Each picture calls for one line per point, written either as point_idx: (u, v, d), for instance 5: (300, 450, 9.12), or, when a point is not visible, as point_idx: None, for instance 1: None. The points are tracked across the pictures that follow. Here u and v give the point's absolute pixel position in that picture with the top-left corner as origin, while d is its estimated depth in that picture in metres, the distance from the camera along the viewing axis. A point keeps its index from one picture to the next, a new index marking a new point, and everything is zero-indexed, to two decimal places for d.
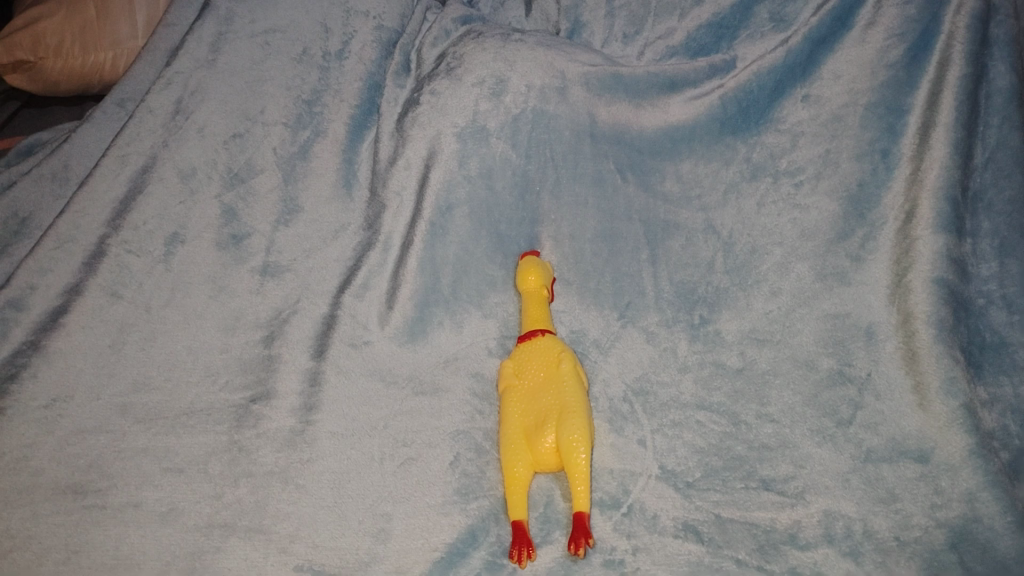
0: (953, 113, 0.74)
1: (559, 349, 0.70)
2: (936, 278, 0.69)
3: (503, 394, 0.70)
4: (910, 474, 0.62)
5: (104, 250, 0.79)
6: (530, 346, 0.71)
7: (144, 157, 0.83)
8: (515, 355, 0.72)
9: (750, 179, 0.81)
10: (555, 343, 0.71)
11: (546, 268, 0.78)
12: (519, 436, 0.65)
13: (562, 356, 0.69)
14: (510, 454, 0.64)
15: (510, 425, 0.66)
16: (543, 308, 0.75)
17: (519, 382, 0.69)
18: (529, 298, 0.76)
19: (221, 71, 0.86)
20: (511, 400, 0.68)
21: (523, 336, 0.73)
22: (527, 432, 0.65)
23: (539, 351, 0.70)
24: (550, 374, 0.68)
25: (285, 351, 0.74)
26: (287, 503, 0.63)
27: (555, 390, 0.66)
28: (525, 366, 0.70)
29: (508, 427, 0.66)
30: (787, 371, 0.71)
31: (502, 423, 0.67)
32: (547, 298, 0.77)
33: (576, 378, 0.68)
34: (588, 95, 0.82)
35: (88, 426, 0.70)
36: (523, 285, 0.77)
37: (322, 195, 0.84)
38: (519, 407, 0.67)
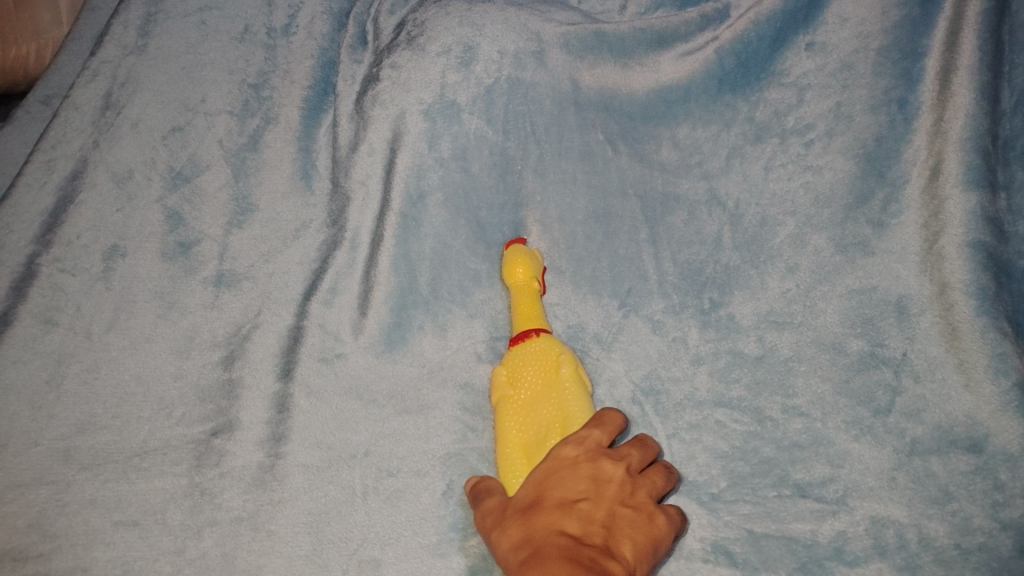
0: (976, 53, 0.65)
1: (558, 351, 0.62)
2: (971, 241, 0.62)
3: (497, 406, 0.62)
4: (964, 469, 0.56)
5: (34, 271, 0.69)
6: (526, 348, 0.63)
7: (73, 161, 0.74)
8: (508, 359, 0.64)
9: (754, 142, 0.73)
10: (553, 343, 0.63)
11: (534, 258, 0.70)
12: (521, 458, 0.58)
13: (562, 359, 0.61)
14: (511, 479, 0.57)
15: (508, 446, 0.59)
16: (536, 304, 0.67)
17: (516, 392, 0.61)
18: (519, 294, 0.68)
19: (152, 57, 0.77)
20: (508, 414, 0.60)
21: (518, 337, 0.64)
22: (530, 453, 0.58)
23: (536, 355, 0.62)
24: (550, 381, 0.60)
25: (247, 374, 0.66)
26: (258, 554, 0.57)
27: (556, 402, 0.59)
28: (521, 373, 0.62)
29: (506, 446, 0.59)
30: (812, 356, 0.64)
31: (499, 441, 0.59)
32: (538, 291, 0.69)
33: (578, 385, 0.61)
34: (569, 57, 0.75)
35: (26, 480, 0.61)
36: (510, 280, 0.69)
37: (278, 189, 0.75)
38: (517, 422, 0.59)
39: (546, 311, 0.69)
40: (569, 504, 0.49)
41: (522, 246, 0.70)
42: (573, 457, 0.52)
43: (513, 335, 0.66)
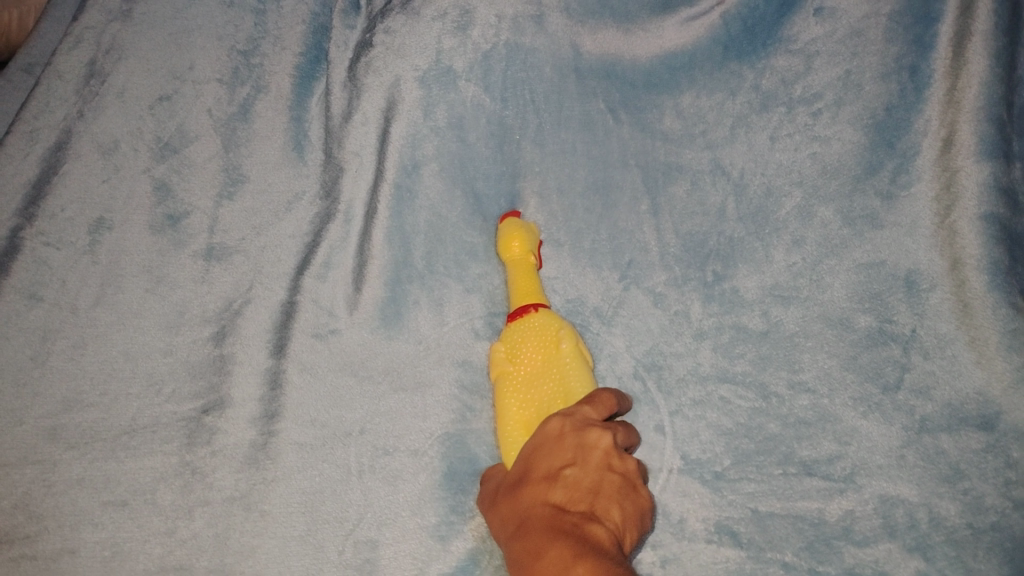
0: (991, 17, 0.62)
1: (558, 326, 0.60)
2: (984, 215, 0.60)
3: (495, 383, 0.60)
4: (976, 447, 0.55)
5: (18, 245, 0.67)
6: (524, 323, 0.61)
7: (57, 132, 0.71)
8: (506, 334, 0.62)
9: (760, 112, 0.70)
10: (552, 318, 0.61)
11: (529, 233, 0.68)
12: (521, 436, 0.57)
13: (561, 334, 0.60)
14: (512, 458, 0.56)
15: (508, 424, 0.57)
16: (534, 279, 0.66)
17: (514, 369, 0.59)
18: (517, 269, 0.66)
19: (138, 23, 0.74)
20: (505, 391, 0.59)
21: (516, 312, 0.63)
22: (532, 431, 0.57)
23: (535, 330, 0.60)
24: (549, 357, 0.59)
25: (239, 350, 0.65)
26: (251, 535, 0.57)
27: (557, 379, 0.58)
28: (518, 349, 0.60)
29: (506, 425, 0.57)
30: (819, 332, 0.62)
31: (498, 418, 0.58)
32: (534, 265, 0.67)
33: (579, 361, 0.59)
34: (570, 22, 0.72)
35: (11, 459, 0.60)
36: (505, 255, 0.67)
37: (270, 160, 0.72)
38: (517, 399, 0.58)
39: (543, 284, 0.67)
40: (554, 475, 0.48)
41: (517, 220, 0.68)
42: (559, 429, 0.50)
43: (510, 311, 0.64)
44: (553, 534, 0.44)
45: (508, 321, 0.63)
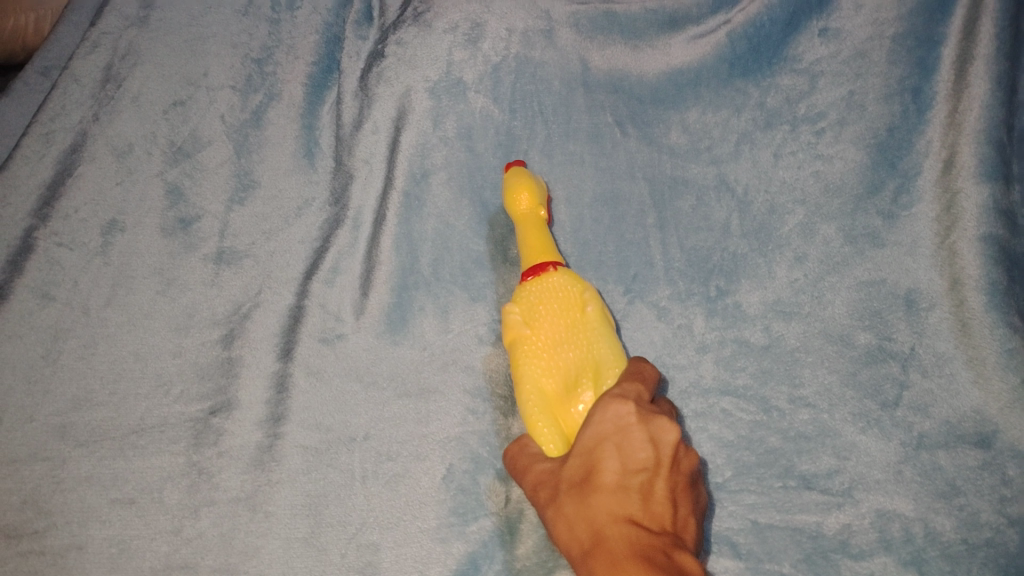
0: (993, 41, 0.65)
1: (581, 288, 0.59)
2: (983, 236, 0.61)
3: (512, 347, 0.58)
4: (971, 464, 0.56)
5: (31, 244, 0.68)
6: (546, 284, 0.59)
7: (73, 134, 0.73)
8: (522, 295, 0.60)
9: (765, 129, 0.71)
10: (573, 279, 0.60)
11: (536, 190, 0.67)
12: (547, 404, 0.55)
13: (586, 298, 0.59)
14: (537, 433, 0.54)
15: (531, 394, 0.55)
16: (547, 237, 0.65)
17: (534, 333, 0.57)
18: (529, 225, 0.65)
19: (154, 29, 0.76)
20: (526, 355, 0.57)
21: (537, 273, 0.61)
22: (561, 398, 0.55)
23: (558, 292, 0.59)
24: (576, 321, 0.57)
25: (247, 353, 0.66)
26: (255, 536, 0.58)
27: (583, 343, 0.56)
28: (538, 311, 0.58)
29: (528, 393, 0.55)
30: (819, 347, 0.63)
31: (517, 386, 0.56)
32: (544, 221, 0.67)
33: (605, 325, 0.58)
34: (578, 37, 0.76)
35: (21, 456, 0.61)
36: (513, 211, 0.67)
37: (281, 167, 0.73)
38: (540, 364, 0.56)
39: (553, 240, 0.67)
40: (628, 481, 0.48)
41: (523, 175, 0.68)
42: (625, 420, 0.50)
43: (524, 273, 0.62)
44: (643, 555, 0.43)
45: (523, 283, 0.61)
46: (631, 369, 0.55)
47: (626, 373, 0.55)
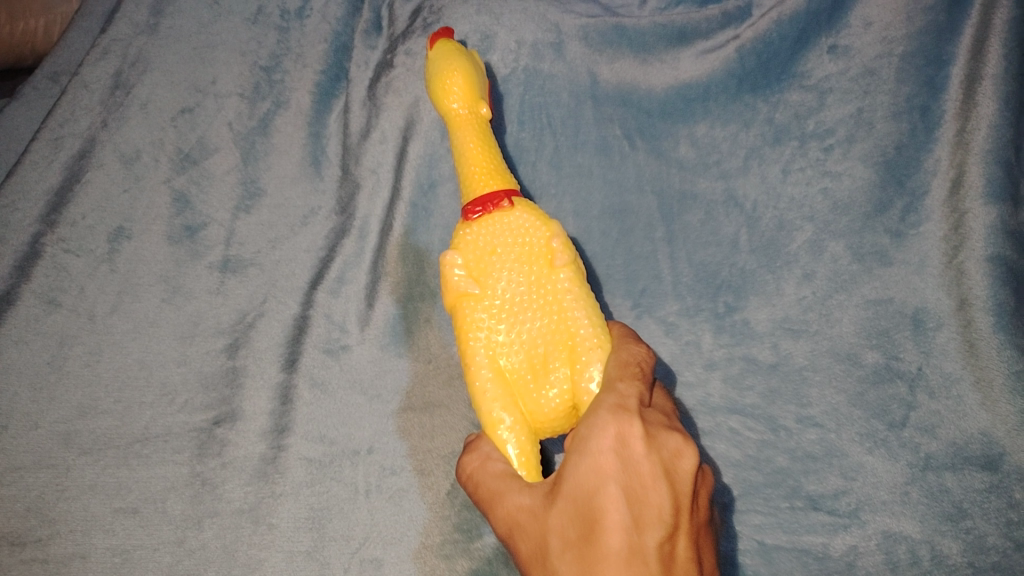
0: (1002, 63, 0.62)
1: (548, 234, 0.57)
2: (992, 257, 0.60)
3: (462, 307, 0.55)
4: (979, 486, 0.56)
5: (39, 250, 0.68)
6: (505, 232, 0.56)
7: (80, 140, 0.72)
8: (471, 242, 0.57)
9: (773, 144, 0.69)
10: (536, 220, 0.57)
11: (470, 81, 0.63)
12: (509, 379, 0.53)
13: (554, 248, 0.56)
14: (498, 428, 0.52)
15: (488, 370, 0.53)
16: (490, 144, 0.62)
17: (490, 292, 0.55)
18: (468, 131, 0.61)
19: (163, 37, 0.76)
20: (482, 323, 0.54)
21: (489, 208, 0.57)
22: (525, 372, 0.53)
23: (520, 244, 0.56)
24: (541, 279, 0.55)
25: (251, 363, 0.66)
26: (258, 548, 0.58)
27: (547, 306, 0.54)
28: (494, 267, 0.56)
29: (483, 366, 0.53)
30: (827, 366, 0.63)
31: (470, 358, 0.54)
32: (483, 116, 0.63)
33: (577, 282, 0.56)
34: (588, 50, 0.74)
35: (26, 463, 0.61)
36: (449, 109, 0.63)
37: (287, 175, 0.73)
38: (501, 330, 0.54)
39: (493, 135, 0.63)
40: (644, 543, 0.39)
41: (456, 65, 0.63)
42: (632, 452, 0.43)
43: (469, 201, 0.58)
44: None
45: (470, 219, 0.57)
46: (622, 364, 0.49)
47: (616, 366, 0.49)
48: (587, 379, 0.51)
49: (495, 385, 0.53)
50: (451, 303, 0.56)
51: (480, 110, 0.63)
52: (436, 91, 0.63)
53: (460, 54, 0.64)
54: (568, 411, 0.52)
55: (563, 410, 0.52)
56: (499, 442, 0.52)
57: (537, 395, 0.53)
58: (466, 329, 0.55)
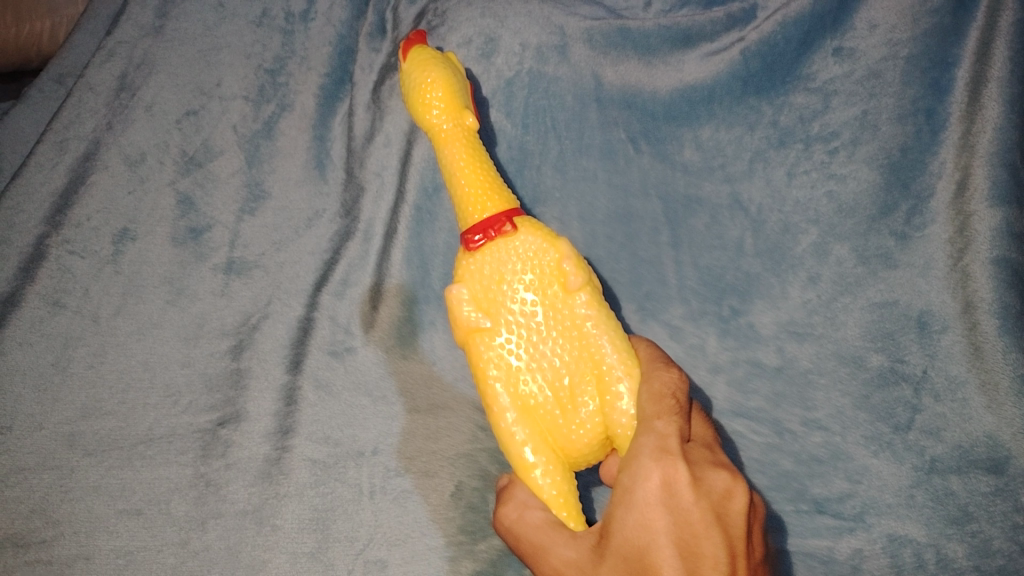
0: (1008, 65, 0.61)
1: (558, 255, 0.56)
2: (997, 260, 0.60)
3: (476, 344, 0.55)
4: (985, 489, 0.58)
5: (43, 252, 0.68)
6: (511, 257, 0.55)
7: (86, 143, 0.72)
8: (477, 272, 0.56)
9: (778, 147, 0.68)
10: (542, 241, 0.56)
11: (452, 92, 0.61)
12: (534, 415, 0.54)
13: (566, 269, 0.55)
14: (531, 470, 0.53)
15: (512, 410, 0.53)
16: (481, 156, 0.60)
17: (503, 324, 0.55)
18: (457, 145, 0.59)
19: (169, 39, 0.75)
20: (499, 359, 0.54)
21: (490, 234, 0.55)
22: (550, 407, 0.54)
23: (530, 270, 0.55)
24: (557, 304, 0.55)
25: (256, 364, 0.67)
26: (262, 550, 0.58)
27: (566, 332, 0.55)
28: (505, 298, 0.55)
29: (507, 405, 0.53)
30: (833, 369, 0.64)
31: (492, 398, 0.54)
32: (470, 127, 0.61)
33: (594, 302, 0.55)
34: (593, 53, 0.72)
35: (30, 464, 0.61)
36: (432, 125, 0.61)
37: (292, 178, 0.73)
38: (521, 365, 0.54)
39: (482, 144, 0.61)
40: None
41: (434, 75, 0.60)
42: (681, 500, 0.45)
43: (470, 226, 0.56)
44: None
45: (472, 247, 0.56)
46: (656, 398, 0.50)
47: (651, 401, 0.50)
48: (618, 410, 0.52)
49: (522, 425, 0.53)
50: (463, 337, 0.56)
51: (465, 120, 0.60)
52: (415, 107, 0.61)
53: (436, 62, 0.62)
54: (601, 439, 0.54)
55: (597, 440, 0.54)
56: (534, 487, 0.53)
57: (567, 430, 0.53)
58: (482, 367, 0.54)
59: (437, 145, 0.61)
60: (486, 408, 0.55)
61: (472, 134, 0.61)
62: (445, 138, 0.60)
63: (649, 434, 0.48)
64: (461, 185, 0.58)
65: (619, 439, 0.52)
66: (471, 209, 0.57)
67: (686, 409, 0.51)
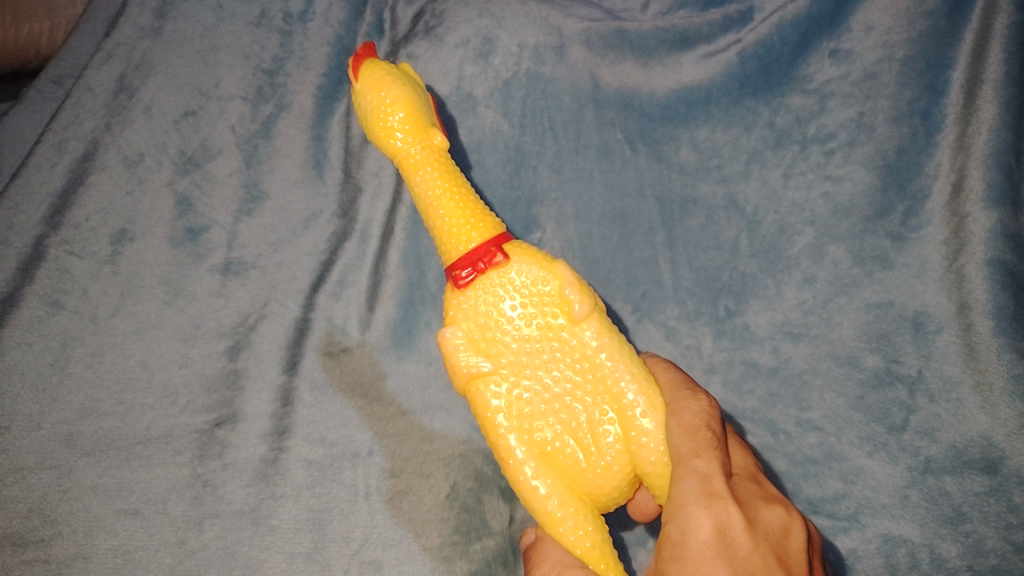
0: (1001, 67, 0.61)
1: (557, 281, 0.53)
2: (991, 261, 0.59)
3: (480, 391, 0.52)
4: (978, 489, 0.57)
5: (42, 253, 0.68)
6: (505, 288, 0.53)
7: (85, 143, 0.72)
8: (471, 311, 0.53)
9: (774, 149, 0.68)
10: (538, 268, 0.53)
11: (414, 111, 0.57)
12: (553, 462, 0.51)
13: (568, 298, 0.52)
14: (559, 525, 0.50)
15: (530, 458, 0.50)
16: (454, 175, 0.57)
17: (507, 367, 0.52)
18: (430, 169, 0.56)
19: (167, 40, 0.75)
20: (507, 403, 0.51)
21: (479, 267, 0.52)
22: (568, 452, 0.51)
23: (529, 302, 0.53)
24: (564, 336, 0.52)
25: (253, 365, 0.67)
26: (258, 550, 0.59)
27: (575, 368, 0.52)
28: (503, 335, 0.52)
29: (525, 456, 0.50)
30: (827, 370, 0.65)
31: (506, 451, 0.51)
32: (438, 144, 0.58)
33: (602, 330, 0.53)
34: (589, 53, 0.72)
35: (28, 464, 0.61)
36: (399, 152, 0.57)
37: (290, 178, 0.72)
38: (529, 409, 0.51)
39: (452, 161, 0.59)
40: None
41: (395, 93, 0.57)
42: (736, 544, 0.41)
43: (455, 261, 0.53)
44: None
45: (461, 283, 0.53)
46: (690, 434, 0.47)
47: (685, 437, 0.47)
48: (646, 447, 0.50)
49: (543, 473, 0.50)
50: (463, 385, 0.53)
51: (433, 139, 0.57)
52: (376, 130, 0.57)
53: (392, 79, 0.58)
54: (629, 477, 0.51)
55: (626, 478, 0.51)
56: (567, 543, 0.50)
57: (592, 472, 0.51)
58: (490, 415, 0.51)
59: (406, 170, 0.58)
60: (500, 460, 0.52)
61: (441, 153, 0.58)
62: (415, 163, 0.56)
63: (692, 476, 0.45)
64: (439, 215, 0.55)
65: (650, 476, 0.50)
66: (455, 243, 0.54)
67: (722, 442, 0.48)
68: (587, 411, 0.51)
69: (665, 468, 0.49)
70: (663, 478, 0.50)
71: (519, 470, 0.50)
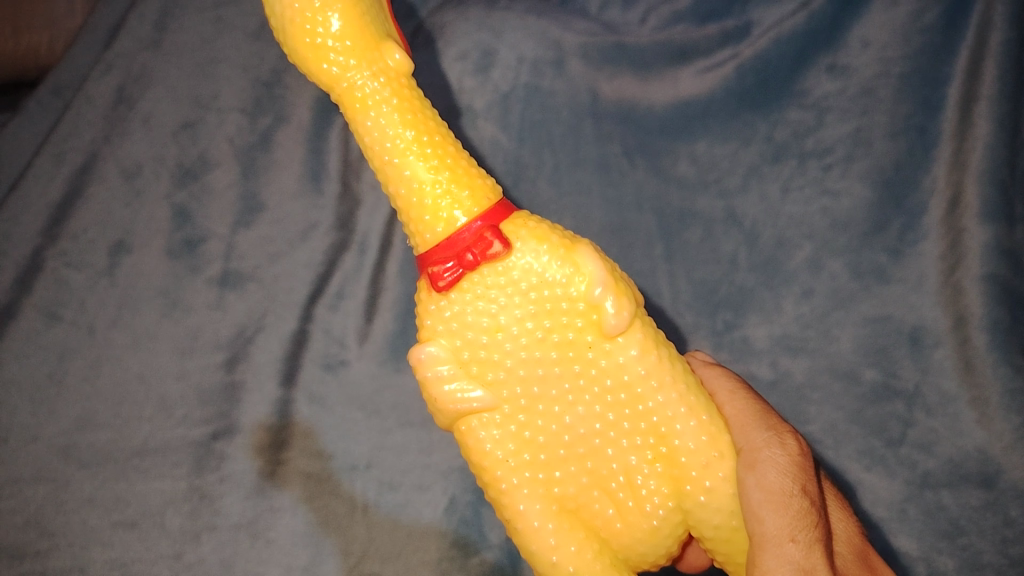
0: (996, 85, 0.62)
1: (585, 282, 0.49)
2: (986, 275, 0.62)
3: (476, 433, 0.50)
4: (975, 504, 0.61)
5: (41, 264, 0.69)
6: (518, 297, 0.49)
7: (83, 154, 0.71)
8: (464, 328, 0.50)
9: (772, 163, 0.67)
10: (564, 266, 0.50)
11: (359, 23, 0.49)
12: (579, 520, 0.50)
13: (599, 304, 0.49)
14: None
15: (548, 521, 0.49)
16: (416, 107, 0.51)
17: (513, 394, 0.50)
18: (385, 108, 0.50)
19: (167, 53, 0.71)
20: (517, 448, 0.50)
21: (466, 259, 0.49)
22: (598, 508, 0.50)
23: (542, 313, 0.49)
24: (591, 352, 0.50)
25: (250, 379, 0.67)
26: (255, 563, 0.62)
27: (604, 392, 0.50)
28: (506, 360, 0.50)
29: (543, 516, 0.49)
30: (826, 385, 0.65)
31: (514, 509, 0.50)
32: (389, 64, 0.51)
33: (637, 338, 0.49)
34: (588, 69, 0.69)
35: (24, 475, 0.64)
36: (339, 87, 0.51)
37: (287, 190, 0.69)
38: (541, 451, 0.50)
39: (410, 80, 0.52)
40: None
41: None
42: None
43: (433, 251, 0.50)
44: None
45: (444, 284, 0.49)
46: (780, 508, 0.46)
47: (771, 508, 0.46)
48: (703, 508, 0.48)
49: (566, 540, 0.49)
50: (453, 420, 0.51)
51: (385, 61, 0.51)
52: (304, 45, 0.49)
53: None
54: (682, 535, 0.50)
55: (675, 540, 0.50)
56: None
57: (630, 536, 0.49)
58: (491, 463, 0.50)
59: (347, 103, 0.51)
60: (506, 518, 0.50)
61: (398, 73, 0.51)
62: (365, 102, 0.50)
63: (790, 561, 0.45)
64: (404, 176, 0.50)
65: (713, 540, 0.49)
66: (429, 223, 0.50)
67: (818, 511, 0.47)
68: (623, 457, 0.50)
69: (733, 532, 0.48)
70: (729, 543, 0.49)
71: (547, 533, 0.49)
